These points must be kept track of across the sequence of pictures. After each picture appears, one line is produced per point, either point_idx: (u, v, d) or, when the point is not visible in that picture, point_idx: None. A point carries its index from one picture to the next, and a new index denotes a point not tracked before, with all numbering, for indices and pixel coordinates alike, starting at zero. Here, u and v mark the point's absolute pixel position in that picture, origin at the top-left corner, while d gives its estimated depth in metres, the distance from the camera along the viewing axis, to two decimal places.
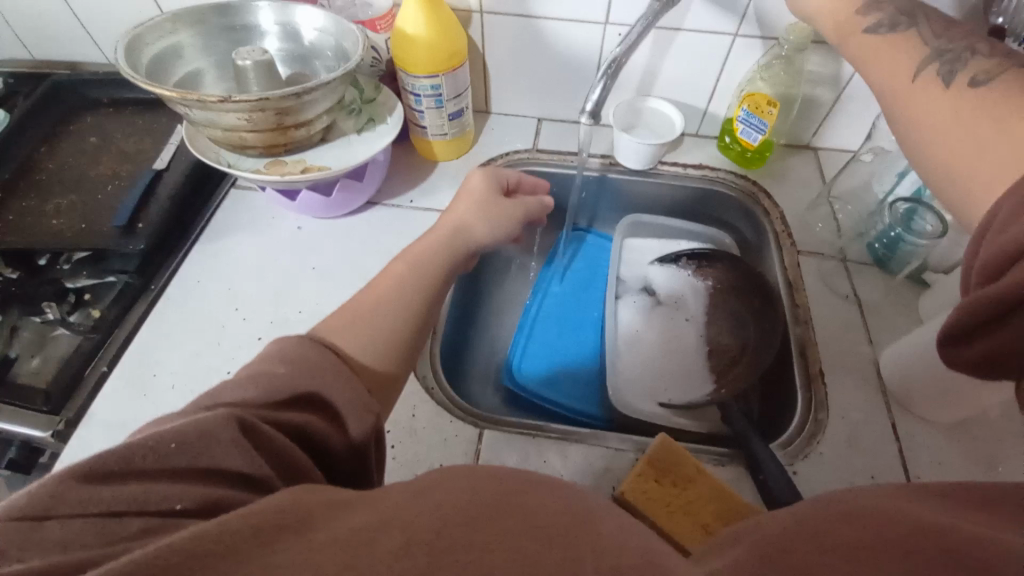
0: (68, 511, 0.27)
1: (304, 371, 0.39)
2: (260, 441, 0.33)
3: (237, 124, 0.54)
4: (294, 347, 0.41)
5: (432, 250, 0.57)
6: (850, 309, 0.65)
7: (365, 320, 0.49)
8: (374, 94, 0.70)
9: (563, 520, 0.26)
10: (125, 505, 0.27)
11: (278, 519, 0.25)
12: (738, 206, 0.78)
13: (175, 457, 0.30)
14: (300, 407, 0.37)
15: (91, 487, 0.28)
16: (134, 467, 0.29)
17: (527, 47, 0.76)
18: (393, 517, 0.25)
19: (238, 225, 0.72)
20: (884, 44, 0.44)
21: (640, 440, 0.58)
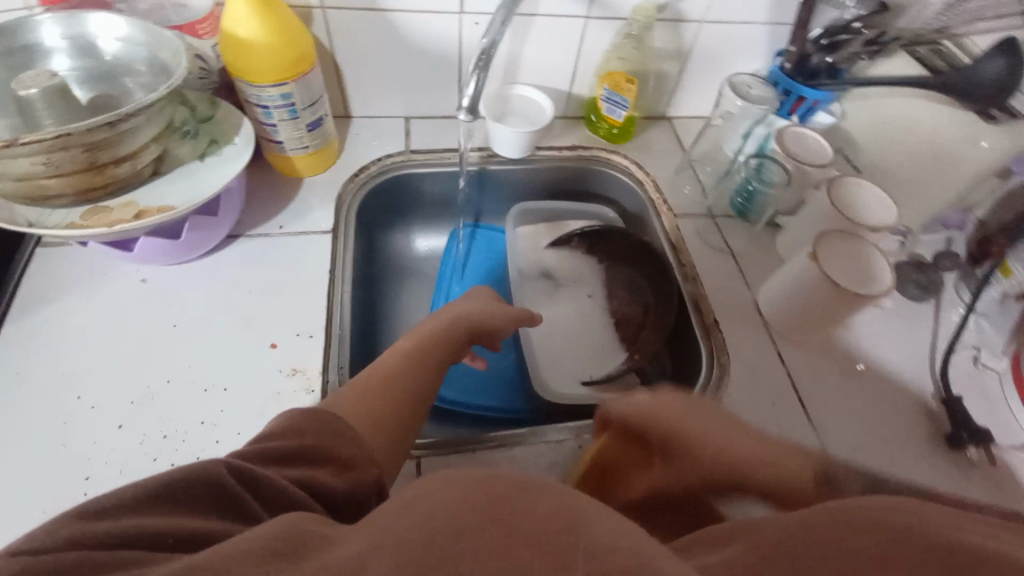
0: (56, 548, 0.24)
1: (316, 432, 0.36)
2: (252, 485, 0.31)
3: (31, 169, 0.42)
4: (303, 420, 0.37)
5: (432, 336, 0.56)
6: (727, 260, 0.72)
7: (368, 394, 0.45)
8: (210, 110, 0.60)
9: (553, 524, 0.24)
10: (114, 541, 0.25)
11: (274, 544, 0.24)
12: (615, 180, 0.82)
13: (166, 492, 0.28)
14: (309, 463, 0.34)
15: (82, 526, 0.25)
16: (126, 507, 0.27)
17: (381, 43, 0.70)
18: (383, 538, 0.24)
19: (60, 291, 0.58)
20: None
21: (576, 424, 0.58)
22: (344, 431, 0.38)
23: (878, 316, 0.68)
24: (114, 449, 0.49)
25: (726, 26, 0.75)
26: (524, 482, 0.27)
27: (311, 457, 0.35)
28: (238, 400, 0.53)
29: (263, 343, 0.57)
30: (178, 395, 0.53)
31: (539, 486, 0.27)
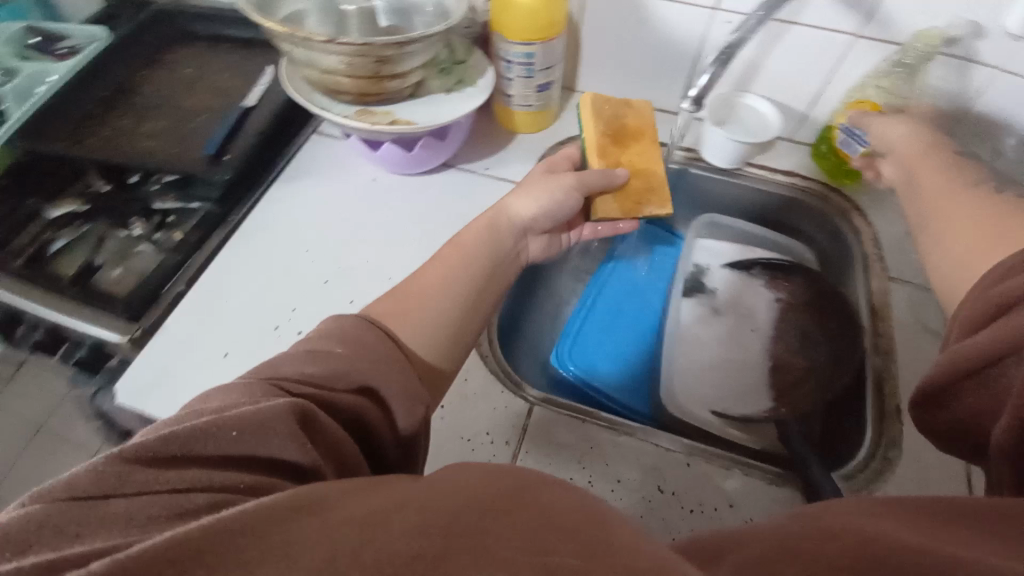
0: (132, 490, 0.26)
1: (360, 355, 0.40)
2: (313, 431, 0.33)
3: (336, 67, 0.55)
4: (351, 327, 0.42)
5: (475, 240, 0.59)
6: (939, 345, 0.60)
7: (421, 296, 0.52)
8: (465, 56, 0.69)
9: (577, 516, 0.26)
10: (185, 483, 0.27)
11: (294, 504, 0.25)
12: (822, 218, 0.74)
13: (233, 446, 0.30)
14: (349, 387, 0.38)
15: (152, 471, 0.28)
16: (195, 453, 0.29)
17: (627, 25, 0.73)
18: (405, 500, 0.26)
19: (318, 169, 0.73)
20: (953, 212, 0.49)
21: (693, 443, 0.55)
22: (391, 353, 0.42)
23: None
24: (317, 299, 0.62)
25: None
26: (552, 482, 0.29)
27: (353, 378, 0.38)
28: None
29: None
30: (369, 276, 0.64)
31: (558, 485, 0.29)
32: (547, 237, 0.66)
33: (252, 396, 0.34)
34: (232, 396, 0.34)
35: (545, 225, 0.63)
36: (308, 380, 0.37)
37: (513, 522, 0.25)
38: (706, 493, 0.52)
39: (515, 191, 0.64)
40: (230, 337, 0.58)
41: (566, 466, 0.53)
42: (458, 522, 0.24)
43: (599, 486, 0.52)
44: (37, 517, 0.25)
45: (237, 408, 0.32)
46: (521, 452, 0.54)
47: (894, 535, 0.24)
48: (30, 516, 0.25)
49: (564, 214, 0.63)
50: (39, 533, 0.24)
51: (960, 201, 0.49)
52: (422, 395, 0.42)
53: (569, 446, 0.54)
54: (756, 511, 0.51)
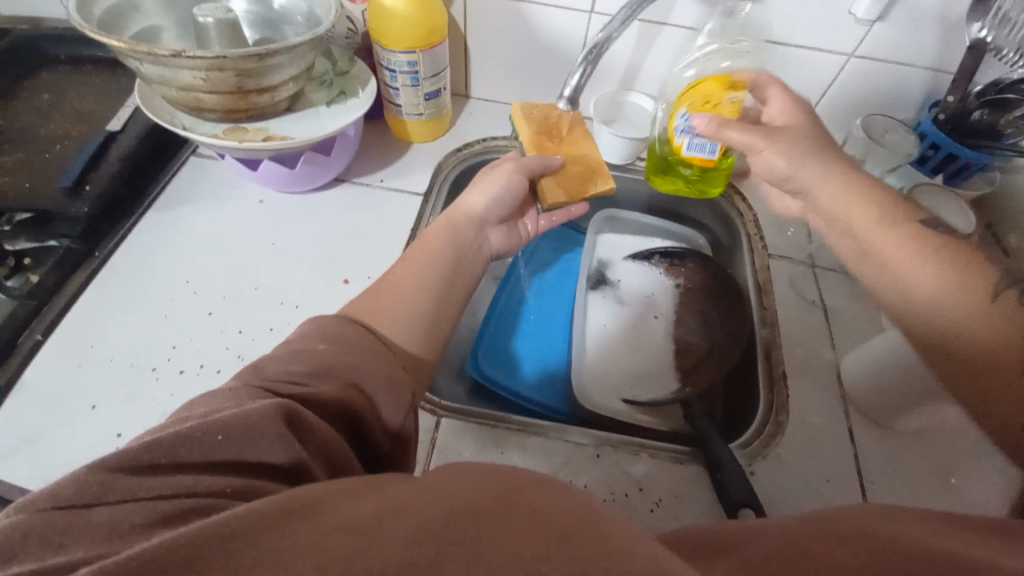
0: (115, 498, 0.25)
1: (345, 349, 0.40)
2: (301, 433, 0.32)
3: (194, 83, 0.51)
4: (333, 326, 0.42)
5: (440, 237, 0.59)
6: (816, 315, 0.66)
7: (393, 294, 0.51)
8: (348, 66, 0.67)
9: (570, 519, 0.25)
10: (172, 489, 0.26)
11: (287, 505, 0.23)
12: (710, 205, 0.78)
13: (219, 451, 0.28)
14: (336, 381, 0.37)
15: (136, 479, 0.26)
16: (180, 461, 0.27)
17: (511, 31, 0.74)
18: (398, 506, 0.24)
19: (198, 194, 0.68)
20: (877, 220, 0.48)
21: (602, 434, 0.56)
22: (375, 348, 0.41)
23: None
24: (202, 333, 0.58)
25: (875, 65, 0.69)
26: (551, 483, 0.29)
27: (340, 374, 0.38)
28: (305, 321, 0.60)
29: (338, 279, 0.64)
30: (260, 302, 0.61)
31: (560, 488, 0.29)
32: (505, 226, 0.66)
33: (236, 399, 0.33)
34: (216, 401, 0.33)
35: (500, 214, 0.64)
36: (293, 378, 0.36)
37: (508, 523, 0.24)
38: (617, 481, 0.53)
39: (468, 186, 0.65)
40: (101, 386, 0.53)
41: None
42: (450, 525, 0.23)
43: None
44: (21, 527, 0.23)
45: (221, 412, 0.30)
46: (430, 467, 0.53)
47: (905, 535, 0.27)
48: (12, 527, 0.23)
49: (518, 199, 0.65)
50: (22, 542, 0.23)
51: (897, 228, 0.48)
52: (409, 385, 0.41)
53: (481, 453, 0.54)
54: (666, 489, 0.53)
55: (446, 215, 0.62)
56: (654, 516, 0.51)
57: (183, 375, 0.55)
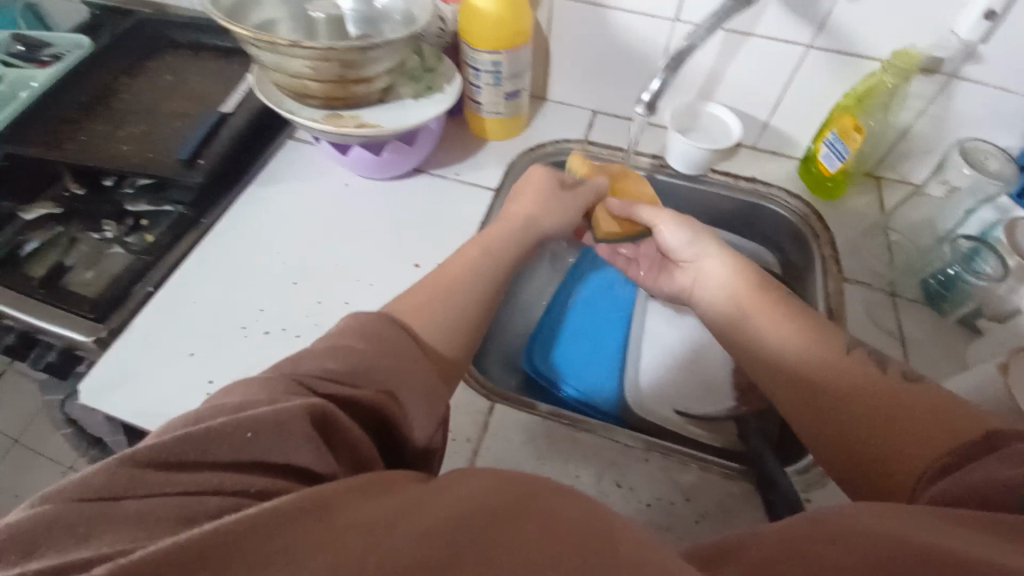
0: (143, 492, 0.26)
1: (384, 349, 0.40)
2: (329, 434, 0.33)
3: (302, 71, 0.56)
4: (371, 324, 0.42)
5: (502, 244, 0.60)
6: (891, 345, 0.62)
7: (443, 296, 0.52)
8: (435, 63, 0.70)
9: (587, 531, 0.25)
10: (199, 485, 0.27)
11: (302, 502, 0.24)
12: (783, 224, 0.75)
13: (246, 449, 0.29)
14: (369, 383, 0.37)
15: (167, 473, 0.27)
16: (210, 458, 0.28)
17: (593, 36, 0.75)
18: (408, 510, 0.25)
19: (293, 174, 0.74)
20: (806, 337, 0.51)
21: (649, 439, 0.56)
22: (414, 350, 0.41)
23: None
24: (286, 300, 0.63)
25: (983, 88, 0.64)
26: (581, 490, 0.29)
27: (375, 376, 0.38)
28: (374, 297, 0.64)
29: (410, 263, 0.67)
30: (336, 277, 0.65)
31: (579, 496, 0.28)
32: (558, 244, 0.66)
33: (271, 393, 0.34)
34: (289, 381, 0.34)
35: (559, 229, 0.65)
36: (328, 377, 0.36)
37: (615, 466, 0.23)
38: (662, 487, 0.53)
39: (522, 198, 0.66)
40: (196, 338, 0.59)
41: (524, 463, 0.54)
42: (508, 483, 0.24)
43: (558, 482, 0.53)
44: (48, 517, 0.25)
45: (252, 410, 0.31)
46: (481, 449, 0.54)
47: None
48: (42, 517, 0.25)
49: (562, 215, 0.66)
50: (50, 532, 0.24)
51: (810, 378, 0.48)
52: (441, 394, 0.41)
53: (533, 442, 0.55)
54: (712, 503, 0.52)
55: (509, 221, 0.63)
56: (698, 527, 0.51)
57: (267, 335, 0.60)
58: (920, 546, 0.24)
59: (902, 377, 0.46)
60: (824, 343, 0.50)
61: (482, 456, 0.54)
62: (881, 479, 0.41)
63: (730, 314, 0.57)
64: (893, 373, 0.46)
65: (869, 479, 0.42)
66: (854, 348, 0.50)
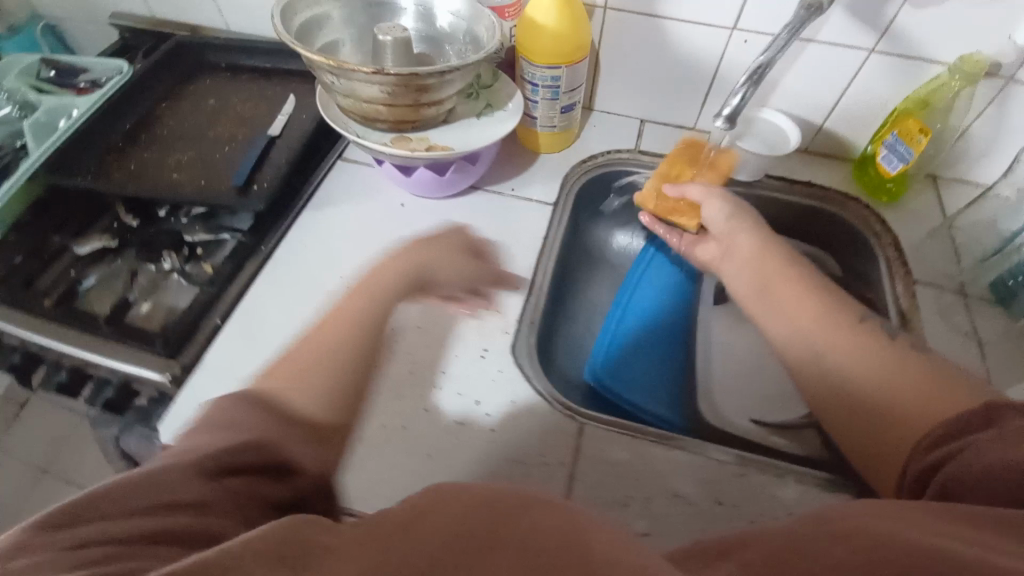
0: (71, 534, 0.28)
1: (226, 426, 0.39)
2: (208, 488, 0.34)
3: (377, 98, 0.56)
4: (220, 409, 0.41)
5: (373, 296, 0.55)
6: (970, 347, 0.62)
7: (296, 370, 0.46)
8: (492, 80, 0.70)
9: (550, 543, 0.25)
10: (102, 536, 0.28)
11: (276, 553, 0.25)
12: (843, 226, 0.75)
13: (123, 502, 0.30)
14: (258, 457, 0.38)
15: (63, 527, 0.28)
16: (110, 509, 0.29)
17: (646, 46, 0.74)
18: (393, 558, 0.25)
19: (350, 196, 0.74)
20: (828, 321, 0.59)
21: (742, 452, 0.56)
22: (263, 415, 0.41)
23: None
24: None
25: None
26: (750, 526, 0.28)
27: (269, 452, 0.38)
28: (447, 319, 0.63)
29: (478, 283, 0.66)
30: (407, 300, 0.64)
31: (541, 503, 0.28)
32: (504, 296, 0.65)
33: None
34: None
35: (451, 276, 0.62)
36: (224, 453, 0.36)
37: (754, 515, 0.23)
38: (763, 504, 0.52)
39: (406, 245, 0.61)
40: None
41: (621, 485, 0.53)
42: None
43: (658, 501, 0.52)
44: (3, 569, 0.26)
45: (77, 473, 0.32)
46: (576, 473, 0.53)
47: None
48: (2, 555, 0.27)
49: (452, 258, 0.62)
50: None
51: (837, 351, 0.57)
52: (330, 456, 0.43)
53: (626, 463, 0.54)
54: None
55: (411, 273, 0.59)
56: None
57: None
58: (923, 547, 0.25)
59: (905, 346, 0.54)
60: (847, 335, 0.57)
61: (578, 480, 0.53)
62: (874, 443, 0.51)
63: (754, 294, 0.66)
64: (900, 343, 0.55)
65: (864, 443, 0.52)
66: (866, 320, 0.58)
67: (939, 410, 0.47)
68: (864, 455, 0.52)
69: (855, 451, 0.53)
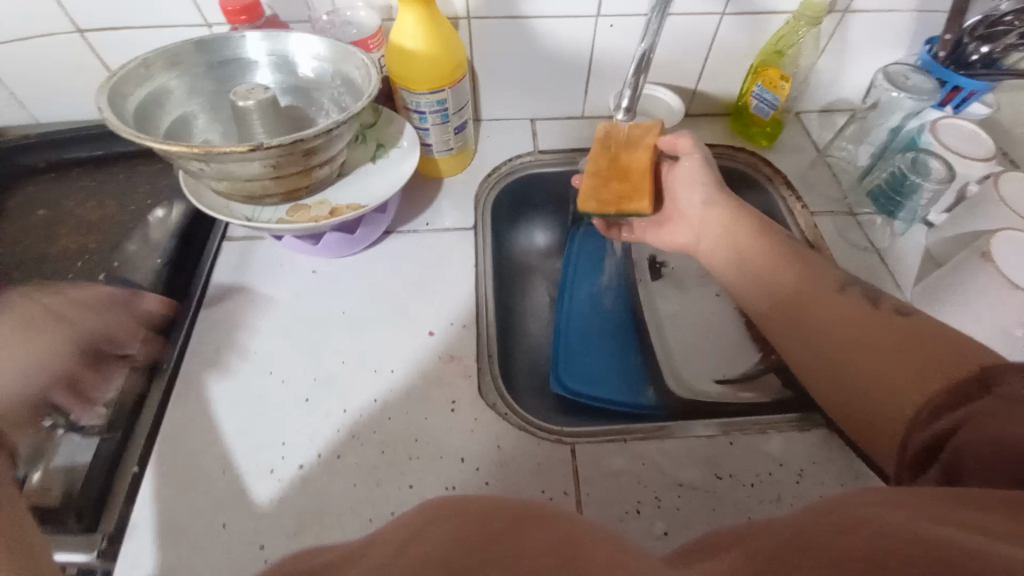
0: None
1: None
2: None
3: (260, 173, 0.49)
4: None
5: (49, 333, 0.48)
6: (872, 260, 0.69)
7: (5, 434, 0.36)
8: (375, 117, 0.66)
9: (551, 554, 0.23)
10: None
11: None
12: (740, 175, 0.79)
13: None
14: None
15: None
16: None
17: (518, 47, 0.73)
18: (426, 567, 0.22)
19: (251, 280, 0.65)
20: (810, 273, 0.54)
21: (723, 420, 0.58)
22: None
23: None
24: (308, 423, 0.55)
25: (873, 15, 0.72)
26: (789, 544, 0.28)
27: None
28: (403, 384, 0.59)
29: (423, 332, 0.62)
30: (354, 375, 0.59)
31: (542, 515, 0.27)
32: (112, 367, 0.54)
33: None
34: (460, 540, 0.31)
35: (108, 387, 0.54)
36: None
37: (836, 545, 0.22)
38: (756, 462, 0.54)
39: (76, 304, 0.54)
40: (226, 505, 0.50)
41: (628, 494, 0.52)
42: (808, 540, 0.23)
43: (667, 498, 0.52)
44: None
45: None
46: (582, 496, 0.52)
47: None
48: None
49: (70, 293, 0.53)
50: None
51: (840, 317, 0.49)
52: None
53: (625, 471, 0.54)
54: (804, 460, 0.55)
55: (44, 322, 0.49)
56: (801, 486, 0.53)
57: (304, 471, 0.53)
58: (931, 537, 0.21)
59: (895, 313, 0.47)
60: (819, 286, 0.52)
61: (586, 504, 0.51)
62: (862, 414, 0.45)
63: (733, 265, 0.60)
64: (886, 310, 0.48)
65: (855, 417, 0.45)
66: (847, 287, 0.51)
67: (923, 383, 0.40)
68: (861, 428, 0.45)
69: (852, 422, 0.46)
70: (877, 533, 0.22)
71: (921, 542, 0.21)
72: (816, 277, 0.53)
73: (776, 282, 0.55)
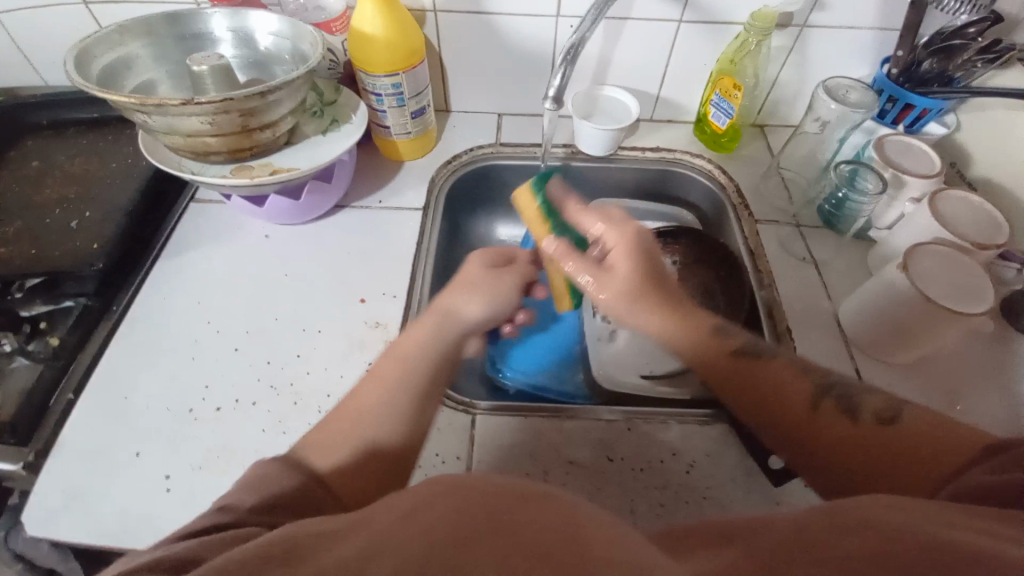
0: None
1: None
2: None
3: (200, 129, 0.53)
4: None
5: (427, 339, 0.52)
6: (809, 270, 0.69)
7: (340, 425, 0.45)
8: (335, 96, 0.70)
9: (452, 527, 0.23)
10: None
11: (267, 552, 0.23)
12: (694, 180, 0.81)
13: None
14: None
15: None
16: None
17: (483, 42, 0.77)
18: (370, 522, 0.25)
19: (208, 239, 0.70)
20: (775, 372, 0.47)
21: (629, 408, 0.59)
22: None
23: (986, 348, 0.62)
24: (233, 370, 0.59)
25: (830, 31, 0.73)
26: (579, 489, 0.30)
27: None
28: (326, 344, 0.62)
29: (356, 299, 0.66)
30: (283, 331, 0.63)
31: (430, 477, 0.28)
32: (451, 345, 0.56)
33: None
34: None
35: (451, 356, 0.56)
36: None
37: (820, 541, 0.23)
38: (650, 450, 0.56)
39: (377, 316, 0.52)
40: (140, 434, 0.54)
41: (519, 465, 0.54)
42: (797, 544, 0.23)
43: (555, 472, 0.54)
44: None
45: None
46: (474, 462, 0.54)
47: None
48: None
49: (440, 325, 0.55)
50: None
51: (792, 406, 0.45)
52: None
53: (521, 444, 0.56)
54: (699, 452, 0.56)
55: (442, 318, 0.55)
56: (690, 476, 0.54)
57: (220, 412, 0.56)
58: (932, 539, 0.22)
59: (877, 422, 0.42)
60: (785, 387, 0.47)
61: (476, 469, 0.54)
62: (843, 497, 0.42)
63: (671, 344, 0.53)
64: (866, 422, 0.42)
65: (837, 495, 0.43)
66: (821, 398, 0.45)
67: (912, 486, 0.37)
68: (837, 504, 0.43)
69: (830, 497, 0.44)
70: (880, 538, 0.23)
71: (914, 545, 0.22)
72: (770, 371, 0.47)
73: (723, 361, 0.50)
